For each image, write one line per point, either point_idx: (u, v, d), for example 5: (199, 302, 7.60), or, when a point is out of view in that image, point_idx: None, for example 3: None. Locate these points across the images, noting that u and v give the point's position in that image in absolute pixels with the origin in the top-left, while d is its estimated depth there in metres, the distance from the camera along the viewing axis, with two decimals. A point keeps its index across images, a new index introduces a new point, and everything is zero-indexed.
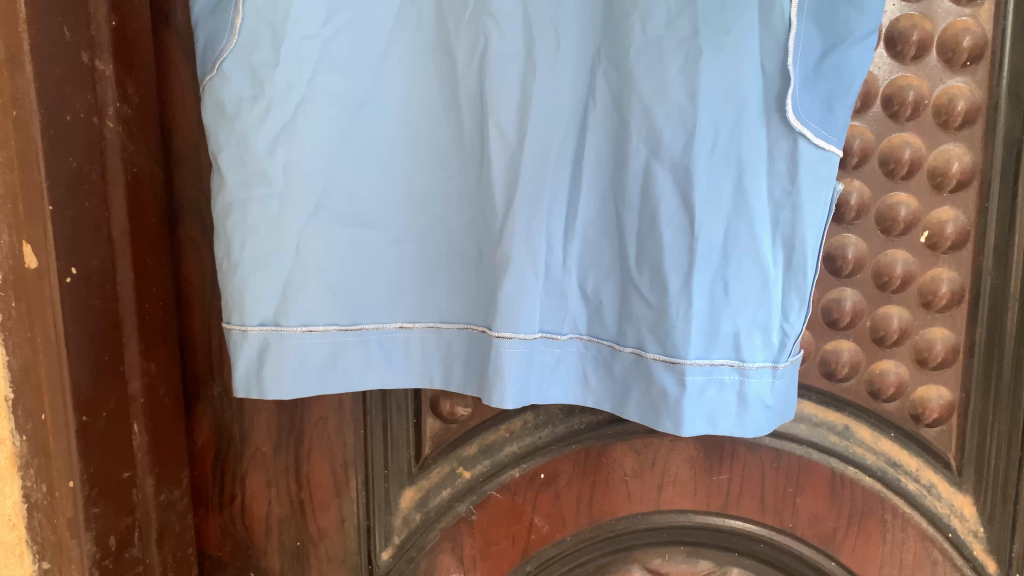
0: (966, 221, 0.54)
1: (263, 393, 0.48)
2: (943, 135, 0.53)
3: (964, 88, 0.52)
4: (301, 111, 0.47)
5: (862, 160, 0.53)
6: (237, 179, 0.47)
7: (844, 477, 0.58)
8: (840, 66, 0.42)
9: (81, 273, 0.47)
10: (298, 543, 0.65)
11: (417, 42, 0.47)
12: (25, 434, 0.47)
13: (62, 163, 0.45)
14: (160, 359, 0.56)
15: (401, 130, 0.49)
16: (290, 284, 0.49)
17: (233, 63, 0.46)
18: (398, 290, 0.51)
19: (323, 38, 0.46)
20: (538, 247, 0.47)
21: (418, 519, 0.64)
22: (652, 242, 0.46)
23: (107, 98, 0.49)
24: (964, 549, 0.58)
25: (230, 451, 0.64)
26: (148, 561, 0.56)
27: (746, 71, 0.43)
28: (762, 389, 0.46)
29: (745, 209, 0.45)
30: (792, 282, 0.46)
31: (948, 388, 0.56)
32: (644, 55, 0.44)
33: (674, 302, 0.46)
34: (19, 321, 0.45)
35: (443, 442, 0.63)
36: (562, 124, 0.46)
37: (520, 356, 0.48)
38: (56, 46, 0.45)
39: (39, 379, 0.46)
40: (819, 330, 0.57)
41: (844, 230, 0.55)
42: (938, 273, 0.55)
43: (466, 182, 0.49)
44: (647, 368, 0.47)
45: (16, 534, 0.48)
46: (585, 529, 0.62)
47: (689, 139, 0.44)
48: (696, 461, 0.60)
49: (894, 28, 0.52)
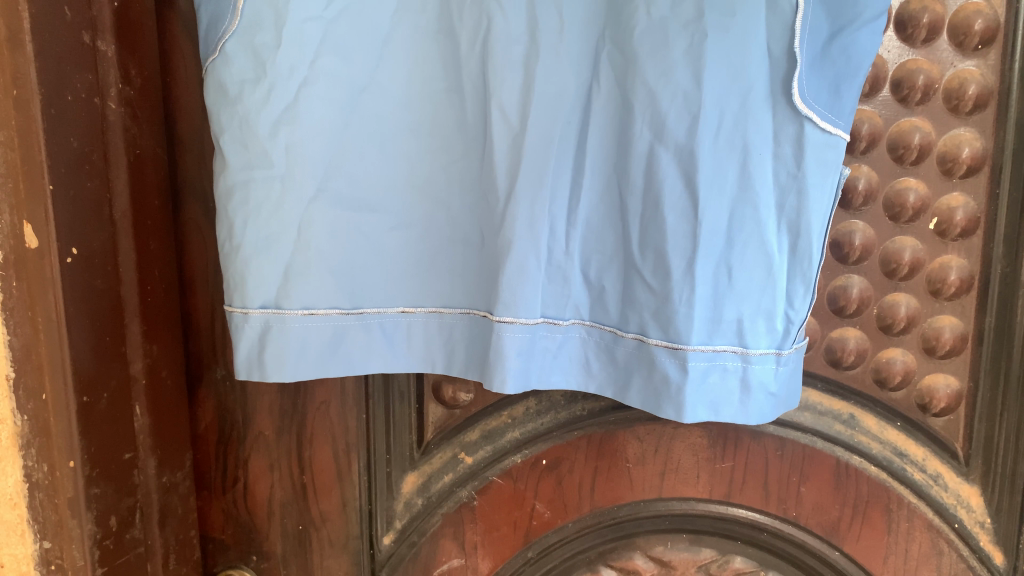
0: (976, 208, 0.53)
1: (265, 375, 0.48)
2: (954, 121, 0.52)
3: (976, 72, 0.51)
4: (304, 93, 0.46)
5: (871, 145, 0.53)
6: (239, 161, 0.47)
7: (849, 466, 0.58)
8: (848, 48, 0.41)
9: (82, 254, 0.47)
10: (300, 527, 0.65)
11: (420, 25, 0.47)
12: (27, 414, 0.47)
13: (63, 143, 0.45)
14: (163, 342, 0.56)
15: (402, 113, 0.49)
16: (292, 266, 0.48)
17: (236, 45, 0.45)
18: (400, 275, 0.51)
19: (326, 20, 0.46)
20: (540, 231, 0.46)
21: (420, 504, 0.64)
22: (656, 227, 0.45)
23: (108, 80, 0.49)
24: (971, 540, 0.57)
25: (233, 434, 0.64)
26: (150, 543, 0.56)
27: (752, 52, 0.42)
28: (765, 375, 0.46)
29: (750, 192, 0.44)
30: (798, 267, 0.45)
31: (956, 377, 0.55)
32: (649, 37, 0.43)
33: (677, 288, 0.45)
34: (19, 300, 0.45)
35: (445, 427, 0.63)
36: (566, 107, 0.46)
37: (521, 341, 0.47)
38: (57, 25, 0.45)
39: (40, 358, 0.46)
40: (825, 317, 0.56)
41: (851, 216, 0.54)
42: (947, 260, 0.54)
43: (468, 166, 0.49)
44: (649, 354, 0.47)
45: (17, 513, 0.49)
46: (586, 516, 0.62)
47: (693, 122, 0.43)
48: (700, 449, 0.60)
49: (904, 11, 0.51)
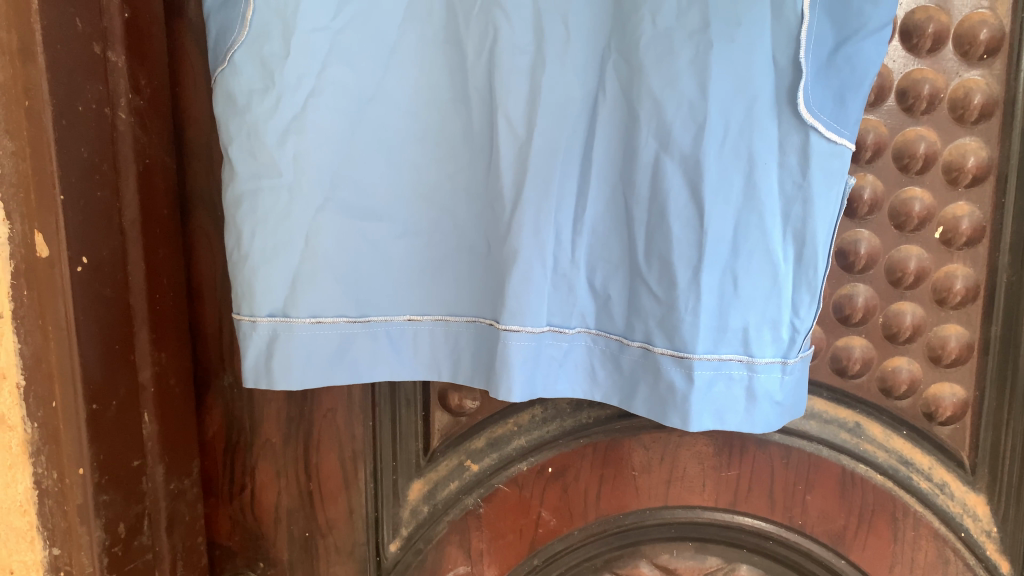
0: (982, 217, 0.53)
1: (272, 383, 0.49)
2: (959, 130, 0.52)
3: (981, 81, 0.51)
4: (311, 103, 0.47)
5: (876, 154, 0.53)
6: (248, 171, 0.47)
7: (855, 475, 0.58)
8: (853, 58, 0.41)
9: (92, 262, 0.48)
10: (307, 534, 0.65)
11: (427, 34, 0.47)
12: (36, 421, 0.47)
13: (75, 153, 0.46)
14: (171, 349, 0.57)
15: (409, 122, 0.49)
16: (300, 275, 0.49)
17: (245, 55, 0.46)
18: (406, 283, 0.51)
19: (334, 30, 0.46)
20: (546, 240, 0.46)
21: (426, 511, 0.64)
22: (662, 236, 0.46)
23: (119, 90, 0.50)
24: (977, 548, 0.57)
25: (240, 441, 0.65)
26: (157, 549, 0.56)
27: (757, 62, 0.43)
28: (770, 384, 0.46)
29: (755, 202, 0.44)
30: (802, 276, 0.45)
31: (962, 385, 0.55)
32: (654, 47, 0.43)
33: (682, 297, 0.46)
34: (30, 308, 0.46)
35: (451, 434, 0.63)
36: (572, 117, 0.46)
37: (527, 350, 0.47)
38: (69, 37, 0.45)
39: (51, 366, 0.46)
40: (830, 325, 0.56)
41: (856, 225, 0.54)
42: (952, 269, 0.54)
43: (475, 174, 0.49)
44: (655, 363, 0.47)
45: (27, 519, 0.49)
46: (592, 523, 0.62)
47: (699, 132, 0.43)
48: (705, 457, 0.60)
49: (909, 21, 0.51)
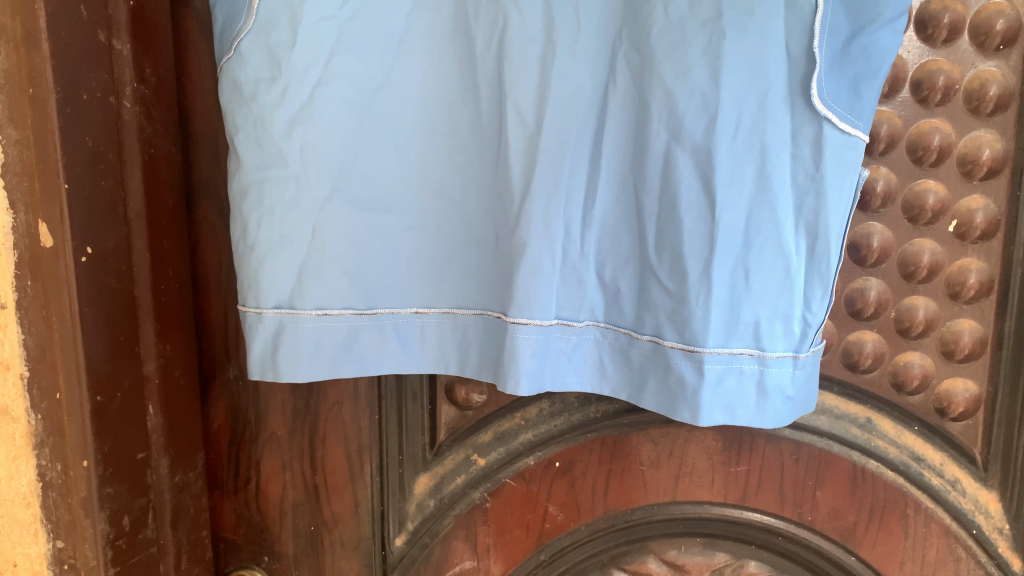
0: (996, 211, 0.52)
1: (278, 375, 0.48)
2: (974, 122, 0.52)
3: (997, 72, 0.50)
4: (319, 93, 0.46)
5: (890, 147, 0.52)
6: (254, 161, 0.46)
7: (865, 471, 0.57)
8: (868, 48, 0.41)
9: (97, 253, 0.47)
10: (312, 528, 0.65)
11: (436, 24, 0.46)
12: (41, 413, 0.47)
13: (79, 142, 0.45)
14: (176, 341, 0.56)
15: (418, 113, 0.48)
16: (306, 266, 0.48)
17: (251, 44, 0.45)
18: (413, 276, 0.51)
19: (341, 19, 0.46)
20: (556, 232, 0.46)
21: (432, 506, 0.64)
22: (672, 228, 0.45)
23: (124, 79, 0.49)
24: (989, 546, 0.56)
25: (245, 434, 0.64)
26: (162, 542, 0.56)
27: (772, 52, 0.42)
28: (782, 379, 0.45)
29: (768, 194, 0.44)
30: (815, 269, 0.45)
31: (974, 381, 0.55)
32: (666, 37, 0.43)
33: (693, 290, 0.45)
34: (34, 299, 0.46)
35: (458, 429, 0.62)
36: (582, 108, 0.45)
37: (537, 343, 0.47)
38: (74, 24, 0.45)
39: (55, 357, 0.46)
40: (841, 320, 0.56)
41: (869, 218, 0.54)
42: (966, 263, 0.53)
43: (483, 166, 0.48)
44: (665, 357, 0.46)
45: (31, 511, 0.49)
46: (599, 519, 0.62)
47: (711, 123, 0.43)
48: (714, 452, 0.59)
49: (924, 11, 0.50)
